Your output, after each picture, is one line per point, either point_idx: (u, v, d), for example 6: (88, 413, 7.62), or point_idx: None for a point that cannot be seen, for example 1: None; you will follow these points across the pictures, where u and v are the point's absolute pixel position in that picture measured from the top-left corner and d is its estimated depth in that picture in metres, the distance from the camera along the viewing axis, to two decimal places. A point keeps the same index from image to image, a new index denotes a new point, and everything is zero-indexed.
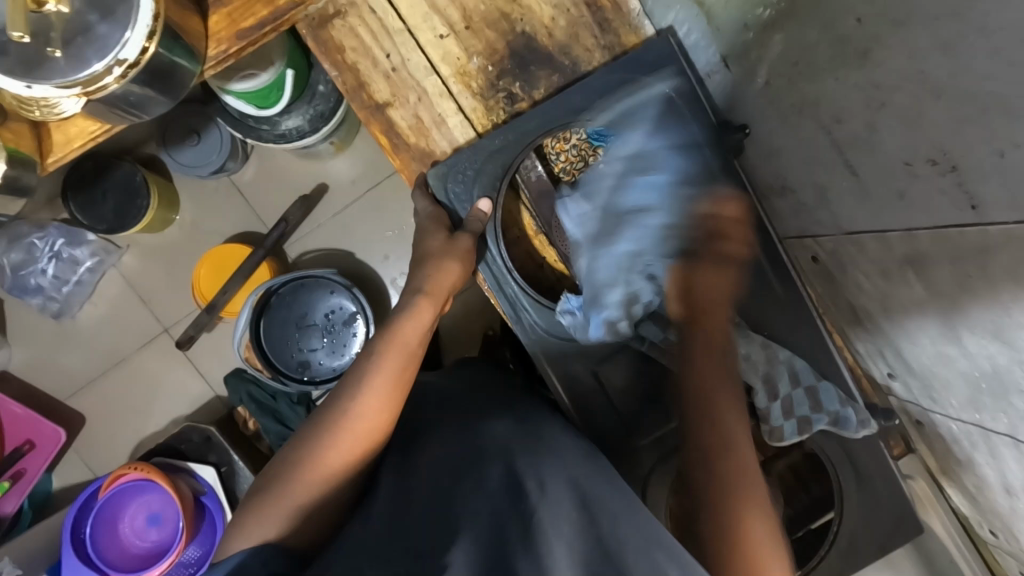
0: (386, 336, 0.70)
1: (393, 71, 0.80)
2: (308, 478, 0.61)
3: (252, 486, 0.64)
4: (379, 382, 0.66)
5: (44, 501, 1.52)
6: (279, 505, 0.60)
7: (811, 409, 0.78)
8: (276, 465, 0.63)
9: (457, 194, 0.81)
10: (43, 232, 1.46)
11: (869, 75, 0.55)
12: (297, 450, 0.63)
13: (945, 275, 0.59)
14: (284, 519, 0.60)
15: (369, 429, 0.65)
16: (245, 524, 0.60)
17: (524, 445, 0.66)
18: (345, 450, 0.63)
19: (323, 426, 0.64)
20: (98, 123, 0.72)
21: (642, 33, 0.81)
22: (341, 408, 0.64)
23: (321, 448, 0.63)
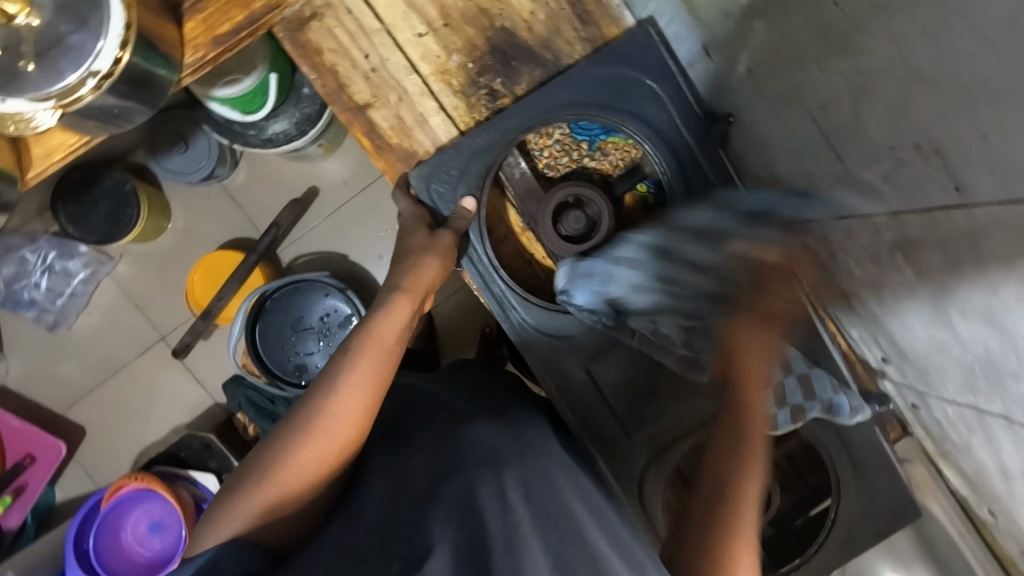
0: (363, 333, 0.69)
1: (373, 71, 0.79)
2: (279, 477, 0.61)
3: (225, 484, 0.64)
4: (354, 380, 0.66)
5: (47, 513, 1.52)
6: (247, 503, 0.59)
7: (804, 397, 0.78)
8: (247, 462, 0.63)
9: (440, 194, 0.80)
10: (34, 245, 1.47)
11: (851, 60, 0.54)
12: (269, 449, 0.63)
13: (935, 261, 0.59)
14: (252, 518, 0.59)
15: (345, 430, 0.64)
16: (214, 523, 0.59)
17: (508, 450, 0.66)
18: (317, 449, 0.62)
19: (296, 424, 0.63)
20: (77, 135, 0.72)
21: (624, 24, 0.80)
22: (316, 409, 0.64)
23: (294, 448, 0.62)
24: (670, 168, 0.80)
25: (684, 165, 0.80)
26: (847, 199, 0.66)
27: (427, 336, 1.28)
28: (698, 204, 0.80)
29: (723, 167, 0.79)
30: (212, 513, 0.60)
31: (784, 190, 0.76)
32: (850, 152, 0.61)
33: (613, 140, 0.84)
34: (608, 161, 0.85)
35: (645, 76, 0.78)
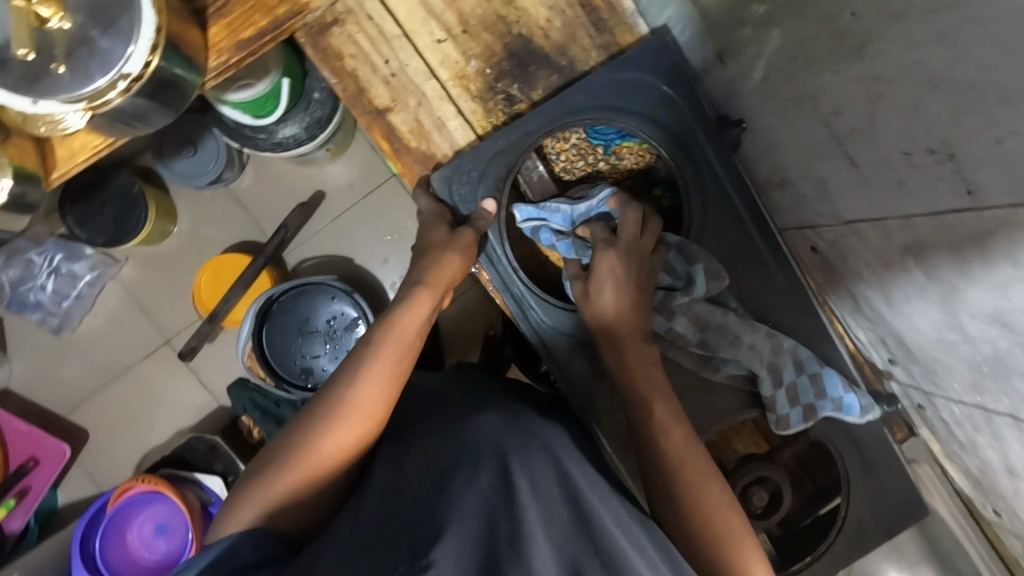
0: (384, 326, 0.70)
1: (393, 76, 0.80)
2: (299, 464, 0.61)
3: (247, 471, 0.65)
4: (375, 371, 0.66)
5: (49, 517, 1.51)
6: (269, 489, 0.60)
7: (816, 396, 0.79)
8: (270, 451, 0.64)
9: (462, 195, 0.81)
10: (41, 248, 1.47)
11: (866, 66, 0.56)
12: (290, 437, 0.64)
13: (943, 262, 0.61)
14: (273, 504, 0.60)
15: (364, 419, 0.64)
16: (236, 508, 0.60)
17: (513, 439, 0.64)
18: (337, 438, 0.63)
19: (317, 414, 0.64)
20: (101, 137, 0.73)
21: (638, 32, 0.82)
22: (337, 397, 0.65)
23: (315, 435, 0.63)
24: (685, 170, 0.82)
25: (700, 168, 0.82)
26: (859, 202, 0.68)
27: (433, 338, 1.28)
28: (714, 205, 0.82)
29: (736, 170, 0.81)
30: (235, 498, 0.61)
31: (795, 193, 0.78)
32: (863, 157, 0.63)
33: (627, 144, 0.85)
34: (624, 164, 0.87)
35: (659, 81, 0.80)
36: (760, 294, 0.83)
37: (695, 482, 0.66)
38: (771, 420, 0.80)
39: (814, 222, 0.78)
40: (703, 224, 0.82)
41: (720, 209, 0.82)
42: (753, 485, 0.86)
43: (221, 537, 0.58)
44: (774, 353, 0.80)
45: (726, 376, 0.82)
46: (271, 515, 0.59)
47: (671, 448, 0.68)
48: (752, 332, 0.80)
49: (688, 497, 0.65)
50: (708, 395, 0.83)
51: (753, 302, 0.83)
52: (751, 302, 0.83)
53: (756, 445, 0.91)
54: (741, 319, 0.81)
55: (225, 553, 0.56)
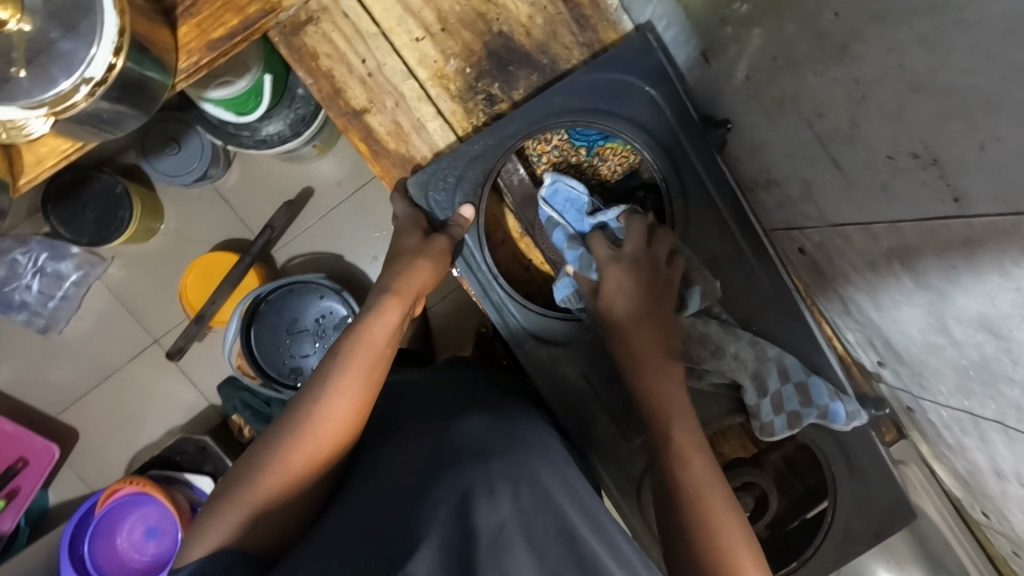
0: (354, 336, 0.69)
1: (369, 76, 0.78)
2: (271, 480, 0.59)
3: (217, 489, 0.62)
4: (345, 381, 0.65)
5: (41, 517, 1.51)
6: (238, 508, 0.57)
7: (801, 404, 0.78)
8: (240, 467, 0.61)
9: (438, 201, 0.79)
10: (25, 247, 1.44)
11: (849, 69, 0.54)
12: (260, 453, 0.61)
13: (931, 267, 0.59)
14: (245, 520, 0.57)
15: (337, 430, 0.63)
16: (203, 528, 0.57)
17: (497, 442, 0.63)
18: (308, 449, 0.61)
19: (286, 428, 0.62)
20: (69, 141, 0.71)
21: (621, 29, 0.80)
22: (306, 409, 0.63)
23: (284, 449, 0.61)
24: (669, 171, 0.80)
25: (683, 177, 0.80)
26: (844, 204, 0.66)
27: (424, 337, 1.28)
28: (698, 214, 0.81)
29: (721, 173, 0.79)
30: (203, 515, 0.59)
31: (781, 194, 0.77)
32: (847, 159, 0.61)
33: (611, 146, 0.83)
34: (606, 167, 0.84)
35: (642, 81, 0.78)
36: (744, 295, 0.81)
37: (720, 517, 0.63)
38: (755, 426, 0.79)
39: (801, 223, 0.77)
40: (685, 234, 0.81)
41: (706, 219, 0.80)
42: (739, 490, 0.85)
43: (186, 560, 0.55)
44: (759, 361, 0.78)
45: (709, 384, 0.81)
46: (241, 534, 0.56)
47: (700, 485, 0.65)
48: (736, 341, 0.79)
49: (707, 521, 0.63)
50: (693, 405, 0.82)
51: (736, 305, 0.82)
52: (737, 305, 0.82)
53: (744, 448, 0.89)
54: (724, 327, 0.80)
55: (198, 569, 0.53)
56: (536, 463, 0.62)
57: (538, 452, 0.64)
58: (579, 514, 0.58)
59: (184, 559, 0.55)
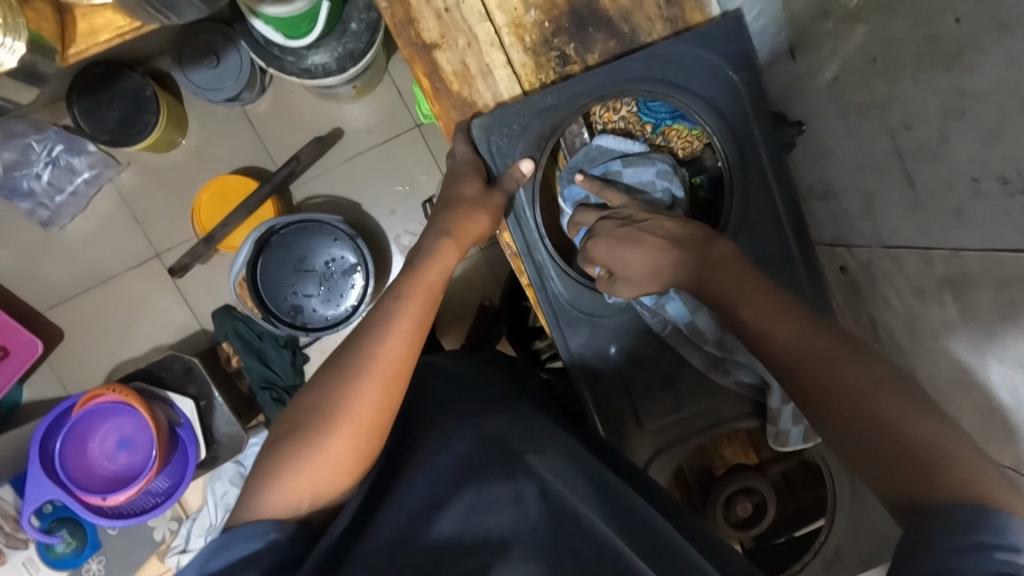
0: (410, 278, 0.67)
1: (446, 11, 0.75)
2: (341, 429, 0.58)
3: (268, 437, 0.61)
4: (402, 324, 0.63)
5: (11, 412, 1.47)
6: (307, 458, 0.57)
7: None
8: (296, 416, 0.60)
9: (500, 148, 0.77)
10: (41, 135, 1.40)
11: (954, 79, 0.52)
12: (319, 399, 0.60)
13: (985, 301, 0.58)
14: (316, 474, 0.57)
15: (396, 373, 0.61)
16: (271, 481, 0.56)
17: (519, 441, 0.64)
18: (370, 394, 0.59)
19: (344, 370, 0.60)
20: (127, 17, 0.68)
21: (707, 12, 0.78)
22: (365, 350, 0.61)
23: (346, 394, 0.59)
24: (736, 164, 0.78)
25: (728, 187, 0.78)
26: (906, 226, 0.65)
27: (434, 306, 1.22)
28: (758, 208, 0.79)
29: (788, 176, 0.78)
30: (265, 468, 0.57)
31: (838, 207, 0.76)
32: (924, 178, 0.60)
33: (678, 127, 0.81)
34: (668, 148, 0.83)
35: (727, 65, 0.76)
36: None
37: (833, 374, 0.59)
38: (769, 433, 0.77)
39: (850, 241, 0.76)
40: (740, 227, 0.78)
41: (761, 222, 0.79)
42: (738, 494, 0.83)
43: (259, 514, 0.54)
44: None
45: (734, 382, 0.79)
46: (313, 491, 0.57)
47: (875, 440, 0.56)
48: None
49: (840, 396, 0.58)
50: (707, 417, 0.80)
51: None
52: None
53: (746, 454, 0.89)
54: None
55: (265, 533, 0.52)
56: (559, 460, 0.64)
57: (548, 453, 0.64)
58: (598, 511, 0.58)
59: (254, 510, 0.54)
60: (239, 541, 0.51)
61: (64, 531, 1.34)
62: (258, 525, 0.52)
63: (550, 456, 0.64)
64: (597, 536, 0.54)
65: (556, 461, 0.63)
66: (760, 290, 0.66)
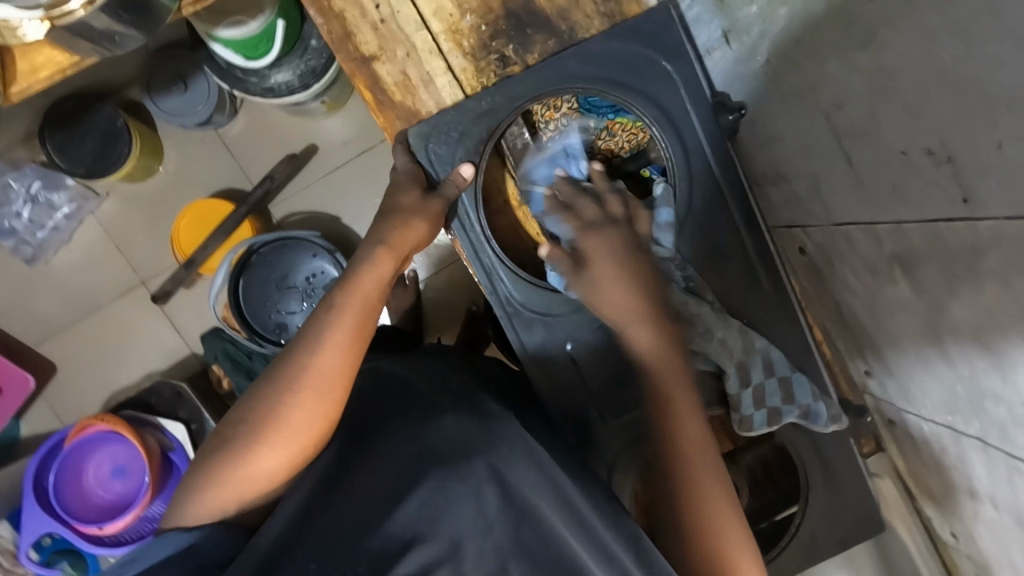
0: (346, 287, 0.67)
1: (382, 22, 0.76)
2: (270, 442, 0.59)
3: (202, 445, 0.63)
4: (335, 336, 0.63)
5: (8, 448, 1.49)
6: (238, 467, 0.59)
7: (782, 400, 0.76)
8: (229, 425, 0.61)
9: (439, 155, 0.77)
10: (19, 173, 1.43)
11: (872, 55, 0.52)
12: (250, 410, 0.61)
13: (931, 273, 0.58)
14: (246, 485, 0.59)
15: (329, 387, 0.61)
16: (206, 488, 0.58)
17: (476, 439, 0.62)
18: (301, 407, 0.60)
19: (277, 382, 0.61)
20: (65, 53, 0.69)
21: (644, 3, 0.78)
22: (298, 361, 0.62)
23: (278, 407, 0.60)
24: (676, 153, 0.78)
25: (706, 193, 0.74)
26: (851, 204, 0.65)
27: (415, 315, 1.23)
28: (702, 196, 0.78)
29: (732, 165, 0.78)
30: (201, 474, 0.60)
31: (788, 190, 0.75)
32: (860, 155, 0.60)
33: (621, 120, 0.82)
34: (614, 142, 0.84)
35: (659, 56, 0.76)
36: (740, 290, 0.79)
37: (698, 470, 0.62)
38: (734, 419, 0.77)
39: (804, 222, 0.76)
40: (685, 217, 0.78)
41: (705, 210, 0.79)
42: None
43: (189, 522, 0.57)
44: (746, 351, 0.77)
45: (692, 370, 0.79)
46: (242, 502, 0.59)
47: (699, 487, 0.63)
48: (726, 327, 0.76)
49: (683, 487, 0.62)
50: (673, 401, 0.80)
51: (729, 297, 0.80)
52: (731, 301, 0.80)
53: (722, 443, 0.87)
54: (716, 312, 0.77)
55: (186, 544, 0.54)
56: (515, 461, 0.61)
57: (503, 445, 0.62)
58: (561, 518, 0.57)
59: (183, 517, 0.57)
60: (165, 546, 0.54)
61: (64, 563, 1.32)
62: (183, 533, 0.55)
63: (507, 454, 0.61)
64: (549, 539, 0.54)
65: (512, 455, 0.61)
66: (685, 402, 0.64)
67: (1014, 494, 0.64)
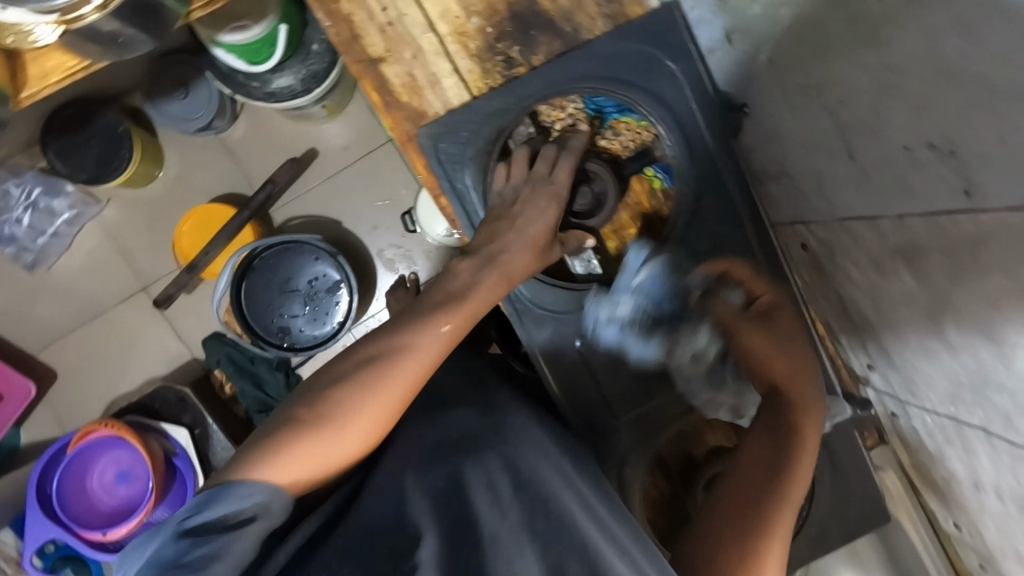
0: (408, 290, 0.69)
1: (389, 25, 0.77)
2: (350, 434, 0.58)
3: (271, 418, 0.59)
4: (431, 343, 0.63)
5: (9, 456, 1.48)
6: (319, 443, 0.57)
7: None
8: (314, 402, 0.59)
9: (450, 154, 0.78)
10: (20, 180, 1.43)
11: (875, 53, 0.54)
12: (341, 393, 0.59)
13: (935, 266, 0.59)
14: (316, 468, 0.57)
15: (413, 390, 0.62)
16: (278, 456, 0.55)
17: (490, 437, 0.65)
18: (386, 407, 0.60)
19: (374, 375, 0.60)
20: (76, 58, 0.70)
21: (647, 5, 0.79)
22: (396, 361, 0.61)
23: (367, 400, 0.59)
24: (682, 153, 0.79)
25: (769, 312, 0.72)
26: (855, 198, 0.66)
27: None
28: (711, 194, 0.80)
29: (734, 162, 0.79)
30: (275, 444, 0.56)
31: (792, 187, 0.77)
32: (863, 151, 0.61)
33: (626, 120, 0.82)
34: (618, 141, 0.83)
35: (665, 55, 0.78)
36: None
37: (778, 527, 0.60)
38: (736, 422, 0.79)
39: (808, 218, 0.77)
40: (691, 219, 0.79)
41: (714, 204, 0.80)
42: None
43: (258, 480, 0.53)
44: None
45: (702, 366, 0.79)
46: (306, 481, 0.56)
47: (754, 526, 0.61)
48: None
49: (767, 527, 0.59)
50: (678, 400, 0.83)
51: None
52: None
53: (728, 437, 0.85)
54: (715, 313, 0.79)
55: (259, 500, 0.52)
56: (531, 453, 0.64)
57: (516, 443, 0.65)
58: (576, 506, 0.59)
59: (251, 475, 0.53)
60: (228, 501, 0.51)
61: (68, 570, 1.29)
62: (249, 488, 0.52)
63: (523, 450, 0.64)
64: (568, 531, 0.56)
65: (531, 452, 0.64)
66: (805, 463, 0.63)
67: (1019, 483, 0.65)
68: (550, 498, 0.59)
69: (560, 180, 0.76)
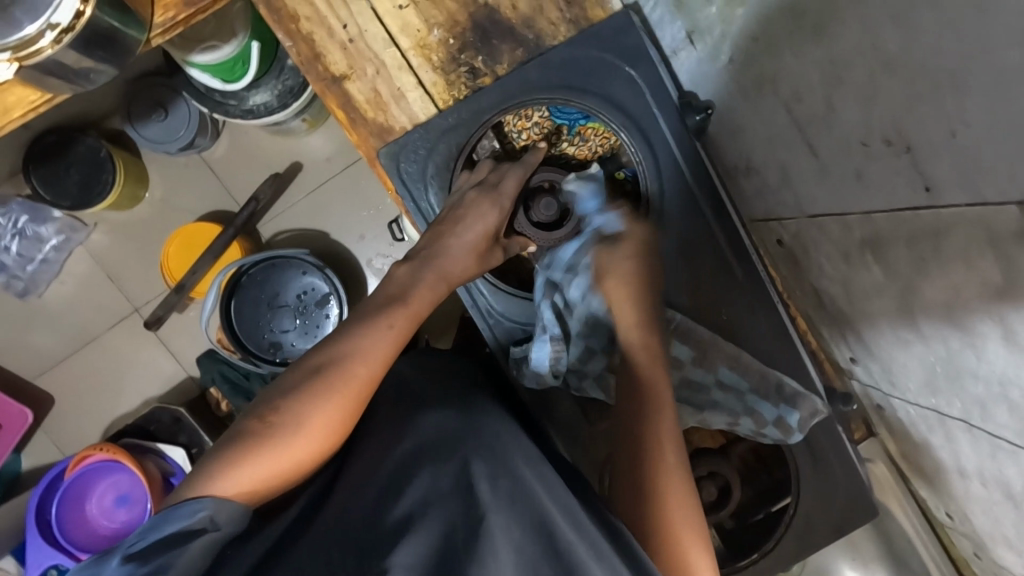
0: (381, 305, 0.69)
1: (350, 42, 0.77)
2: (298, 442, 0.58)
3: (226, 433, 0.60)
4: (374, 346, 0.64)
5: (9, 484, 1.48)
6: (266, 454, 0.57)
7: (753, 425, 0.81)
8: (264, 415, 0.60)
9: (410, 173, 0.79)
10: (6, 209, 1.42)
11: (825, 48, 0.54)
12: (287, 404, 0.60)
13: (901, 258, 0.59)
14: (267, 478, 0.57)
15: (361, 394, 0.62)
16: (225, 470, 0.56)
17: (468, 434, 0.62)
18: (332, 412, 0.60)
19: (318, 383, 0.61)
20: (38, 91, 0.70)
21: (609, 8, 0.80)
22: (340, 368, 0.62)
23: (312, 408, 0.59)
24: (645, 157, 0.81)
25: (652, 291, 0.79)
26: (819, 192, 0.66)
27: None
28: (673, 197, 0.81)
29: (700, 163, 0.81)
30: (224, 460, 0.56)
31: (761, 182, 0.76)
32: (824, 145, 0.61)
33: (592, 126, 0.83)
34: (587, 146, 0.84)
35: (623, 62, 0.79)
36: (715, 288, 0.82)
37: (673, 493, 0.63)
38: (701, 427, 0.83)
39: (779, 213, 0.76)
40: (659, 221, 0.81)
41: (679, 204, 0.81)
42: (703, 480, 0.88)
43: (207, 495, 0.54)
44: None
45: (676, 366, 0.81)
46: (260, 491, 0.57)
47: (670, 507, 0.62)
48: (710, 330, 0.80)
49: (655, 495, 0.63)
50: None
51: (705, 296, 0.82)
52: (702, 294, 0.82)
53: (712, 439, 0.90)
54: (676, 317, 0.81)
55: (202, 512, 0.52)
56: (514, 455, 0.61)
57: (487, 441, 0.61)
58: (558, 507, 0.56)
59: (200, 490, 0.54)
60: (177, 520, 0.51)
61: None
62: (196, 505, 0.52)
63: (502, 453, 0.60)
64: (551, 535, 0.53)
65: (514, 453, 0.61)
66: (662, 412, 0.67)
67: (999, 470, 0.64)
68: (535, 493, 0.56)
69: (506, 190, 0.78)
